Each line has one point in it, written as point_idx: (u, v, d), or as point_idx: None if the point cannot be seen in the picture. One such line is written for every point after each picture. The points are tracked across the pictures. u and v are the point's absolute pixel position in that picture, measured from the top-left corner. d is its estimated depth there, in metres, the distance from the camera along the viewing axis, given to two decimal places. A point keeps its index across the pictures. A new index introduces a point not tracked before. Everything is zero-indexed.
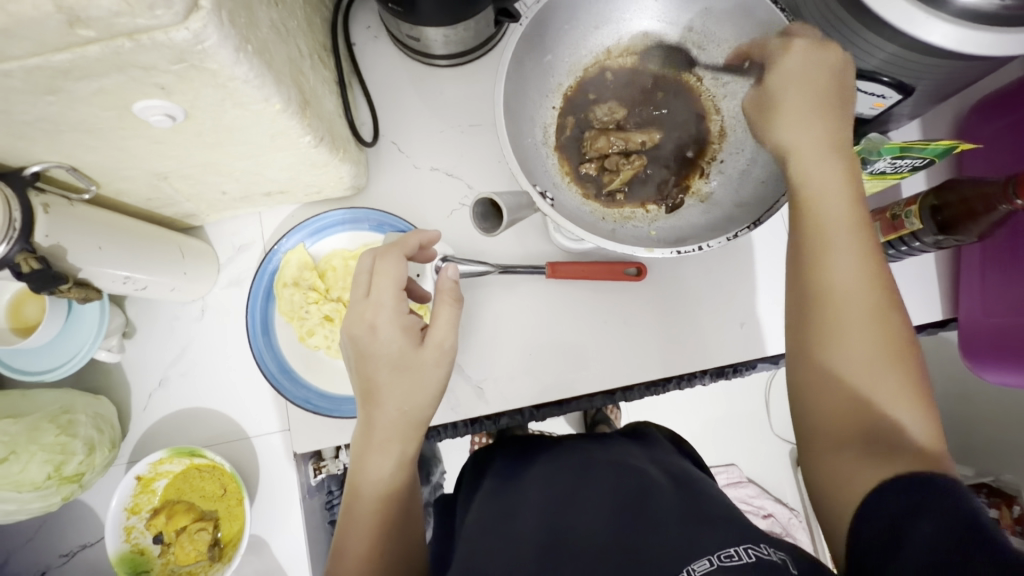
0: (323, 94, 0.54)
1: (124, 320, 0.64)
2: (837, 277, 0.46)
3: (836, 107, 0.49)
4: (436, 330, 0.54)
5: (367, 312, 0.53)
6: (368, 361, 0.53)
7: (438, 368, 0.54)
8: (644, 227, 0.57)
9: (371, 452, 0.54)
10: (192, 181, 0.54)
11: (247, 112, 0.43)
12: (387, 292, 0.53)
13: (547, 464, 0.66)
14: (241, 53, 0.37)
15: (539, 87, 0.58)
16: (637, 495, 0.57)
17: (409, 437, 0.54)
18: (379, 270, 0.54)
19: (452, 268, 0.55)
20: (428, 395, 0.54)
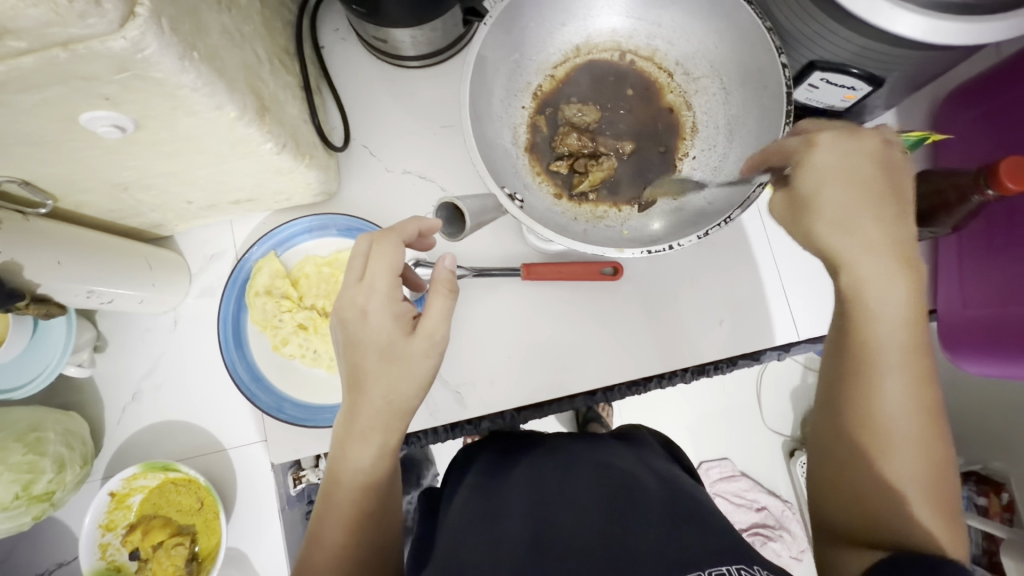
0: (285, 99, 0.53)
1: (94, 333, 0.63)
2: (888, 397, 0.43)
3: (891, 209, 0.44)
4: (427, 319, 0.52)
5: (359, 296, 0.52)
6: (356, 346, 0.52)
7: (426, 359, 0.52)
8: (616, 227, 0.56)
9: (353, 441, 0.52)
10: (154, 191, 0.53)
11: (201, 120, 0.42)
12: (382, 277, 0.52)
13: (531, 463, 0.66)
14: (187, 61, 0.36)
15: (507, 86, 0.58)
16: (622, 496, 0.57)
17: (392, 428, 0.53)
18: (375, 255, 0.52)
19: (450, 257, 0.53)
20: (415, 387, 0.52)
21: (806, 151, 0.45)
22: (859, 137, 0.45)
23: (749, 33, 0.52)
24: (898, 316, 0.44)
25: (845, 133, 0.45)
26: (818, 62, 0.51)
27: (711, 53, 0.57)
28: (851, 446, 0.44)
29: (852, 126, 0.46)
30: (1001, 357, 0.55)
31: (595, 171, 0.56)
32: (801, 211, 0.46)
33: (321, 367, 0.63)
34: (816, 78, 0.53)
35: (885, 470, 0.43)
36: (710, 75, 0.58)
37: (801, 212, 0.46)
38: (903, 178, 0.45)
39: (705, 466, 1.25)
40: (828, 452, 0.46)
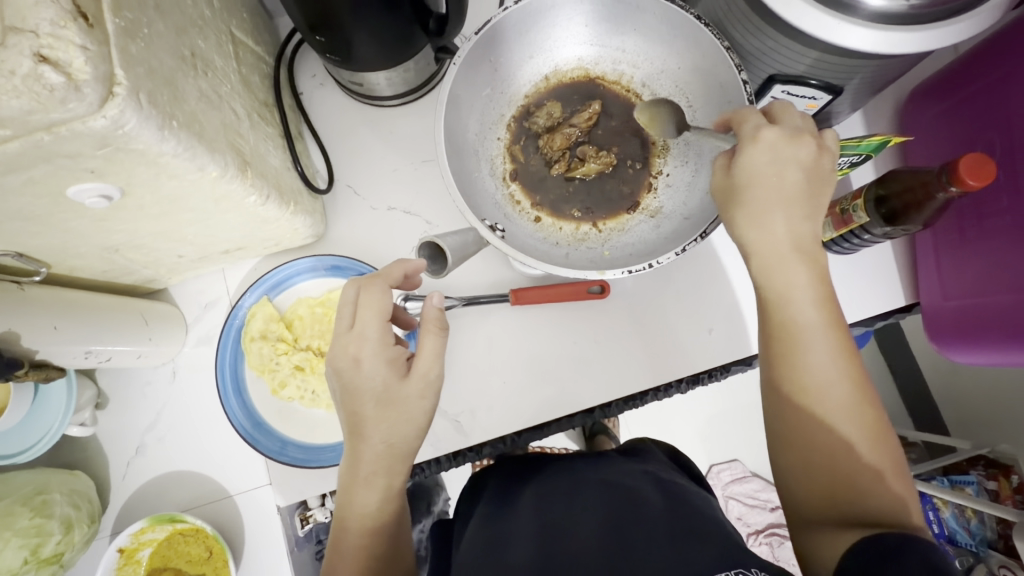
0: (266, 150, 0.54)
1: (95, 391, 0.64)
2: (816, 377, 0.46)
3: (805, 198, 0.48)
4: (420, 360, 0.53)
5: (351, 345, 0.53)
6: (352, 395, 0.53)
7: (423, 399, 0.53)
8: (598, 248, 0.58)
9: (358, 485, 0.53)
10: (145, 250, 0.55)
11: (184, 182, 0.43)
12: (371, 325, 0.53)
13: (537, 488, 0.67)
14: (166, 130, 0.37)
15: (481, 119, 0.59)
16: (625, 513, 0.58)
17: (395, 468, 0.54)
18: (363, 305, 0.53)
19: (438, 295, 0.55)
20: (415, 427, 0.53)
21: (744, 145, 0.48)
22: (792, 138, 0.47)
23: (708, 53, 0.54)
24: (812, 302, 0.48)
25: (782, 134, 0.47)
26: (778, 76, 0.53)
27: (675, 74, 0.59)
28: (791, 429, 0.47)
29: (794, 118, 0.49)
30: (985, 345, 0.56)
31: (592, 161, 0.58)
32: (730, 207, 0.49)
33: (320, 407, 0.64)
34: (777, 91, 0.55)
35: (819, 452, 0.46)
36: (676, 95, 0.60)
37: (732, 203, 0.49)
38: (820, 169, 0.48)
39: (715, 469, 1.25)
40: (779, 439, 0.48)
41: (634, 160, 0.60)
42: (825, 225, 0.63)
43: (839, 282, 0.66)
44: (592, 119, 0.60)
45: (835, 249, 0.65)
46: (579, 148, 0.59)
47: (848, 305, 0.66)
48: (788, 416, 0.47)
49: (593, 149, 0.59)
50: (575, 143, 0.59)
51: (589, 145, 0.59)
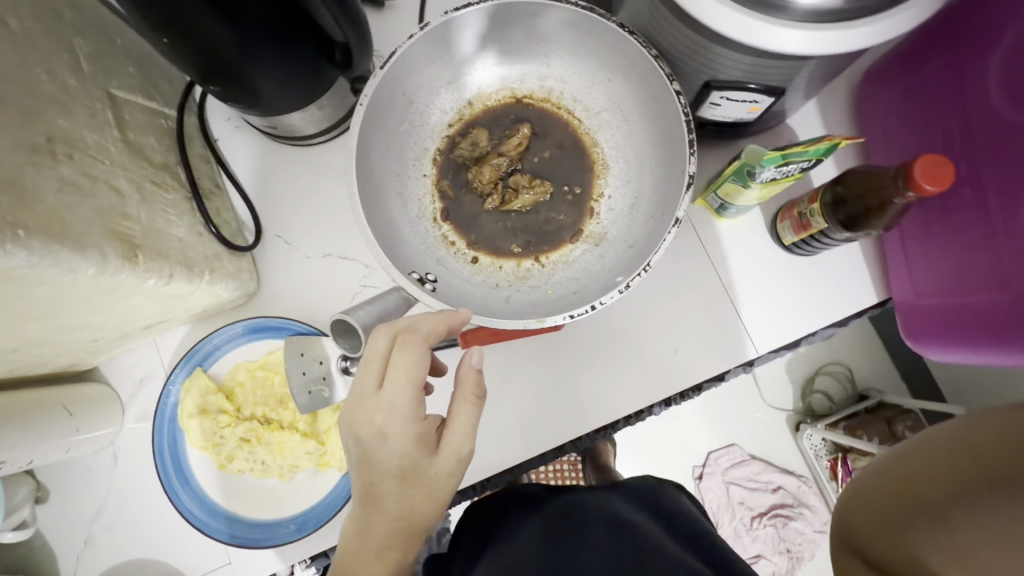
0: (166, 222, 0.50)
1: (30, 487, 0.61)
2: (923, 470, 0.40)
3: None
4: (451, 435, 0.45)
5: (377, 415, 0.43)
6: (370, 466, 0.44)
7: (453, 479, 0.45)
8: (541, 286, 0.54)
9: (362, 565, 0.45)
10: (49, 344, 0.50)
11: (56, 286, 0.39)
12: (404, 395, 0.43)
13: (537, 525, 0.61)
14: (8, 244, 0.33)
15: (401, 158, 0.55)
16: (635, 556, 0.53)
17: (411, 543, 0.46)
18: (395, 365, 0.43)
19: (479, 356, 0.45)
20: (438, 507, 0.46)
21: None
22: None
23: (638, 65, 0.50)
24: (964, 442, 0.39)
25: None
26: (712, 82, 0.48)
27: (606, 86, 0.54)
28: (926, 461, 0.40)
29: None
30: (957, 342, 0.53)
31: (526, 191, 0.54)
32: None
33: (272, 477, 0.60)
34: (716, 97, 0.50)
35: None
36: (610, 108, 0.55)
37: None
38: None
39: (711, 458, 1.23)
40: (855, 538, 0.42)
41: (572, 185, 0.56)
42: (784, 229, 0.60)
43: (808, 284, 0.62)
44: (522, 145, 0.55)
45: (798, 251, 0.61)
46: (511, 178, 0.55)
47: (817, 309, 0.62)
48: (866, 508, 0.42)
49: (526, 178, 0.55)
50: (505, 174, 0.55)
51: (521, 173, 0.55)
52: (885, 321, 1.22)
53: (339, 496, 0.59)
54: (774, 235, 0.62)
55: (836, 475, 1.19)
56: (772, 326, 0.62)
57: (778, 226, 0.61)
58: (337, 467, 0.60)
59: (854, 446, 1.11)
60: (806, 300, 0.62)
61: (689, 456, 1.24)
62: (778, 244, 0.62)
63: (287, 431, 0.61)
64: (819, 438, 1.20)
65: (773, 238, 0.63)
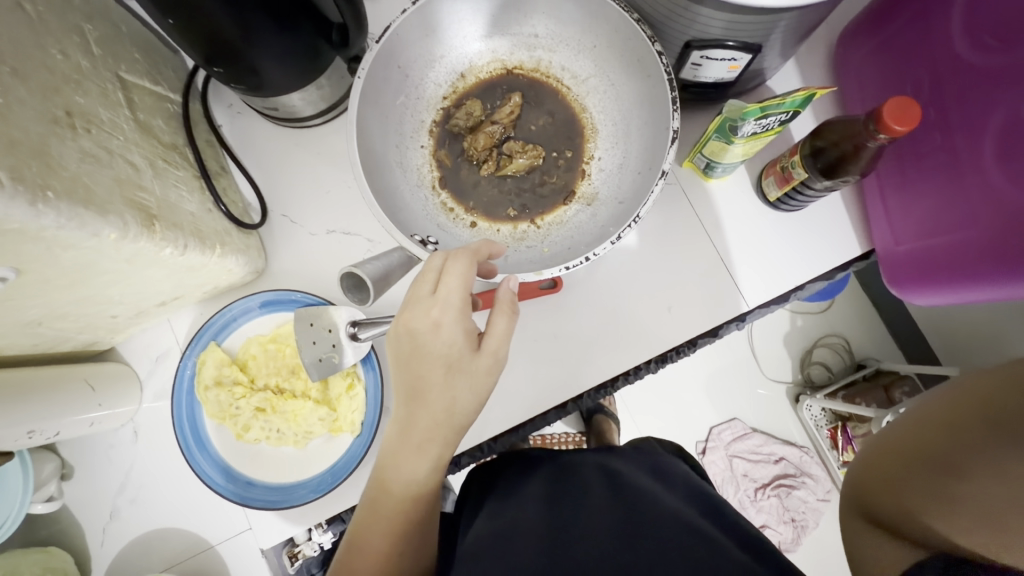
0: (178, 197, 0.52)
1: (57, 463, 0.63)
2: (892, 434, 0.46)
3: None
4: (491, 336, 0.48)
5: (433, 310, 0.46)
6: (419, 356, 0.47)
7: (490, 378, 0.48)
8: (537, 246, 0.56)
9: (404, 455, 0.48)
10: (72, 318, 0.53)
11: (82, 250, 0.41)
12: (457, 294, 0.47)
13: (541, 479, 0.63)
14: (40, 205, 0.35)
15: (398, 129, 0.57)
16: (634, 511, 0.56)
17: (449, 440, 0.48)
18: (448, 270, 0.47)
19: (514, 279, 0.50)
20: (476, 405, 0.48)
21: None
22: None
23: (621, 29, 0.52)
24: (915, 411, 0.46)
25: None
26: (693, 42, 0.50)
27: (591, 52, 0.57)
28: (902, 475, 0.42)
29: None
30: (934, 284, 0.55)
31: (520, 156, 0.56)
32: None
33: (288, 444, 0.63)
34: (696, 58, 0.53)
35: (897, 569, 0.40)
36: (596, 74, 0.57)
37: None
38: None
39: (714, 431, 1.26)
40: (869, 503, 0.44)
41: (564, 150, 0.58)
42: (769, 185, 0.63)
43: (792, 239, 0.65)
44: (514, 113, 0.58)
45: (783, 207, 0.64)
46: (505, 145, 0.57)
47: (803, 261, 0.65)
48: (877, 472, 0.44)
49: (519, 144, 0.57)
50: (500, 141, 0.57)
51: (515, 140, 0.58)
52: (878, 290, 1.25)
53: (352, 458, 0.61)
54: (759, 193, 0.65)
55: (836, 443, 1.22)
56: (760, 282, 0.65)
57: (763, 183, 0.63)
58: (349, 431, 0.62)
59: (853, 412, 1.14)
60: (792, 255, 0.65)
61: (692, 429, 1.27)
62: (764, 202, 0.65)
63: (300, 399, 0.64)
64: (819, 407, 1.23)
65: (759, 196, 0.65)
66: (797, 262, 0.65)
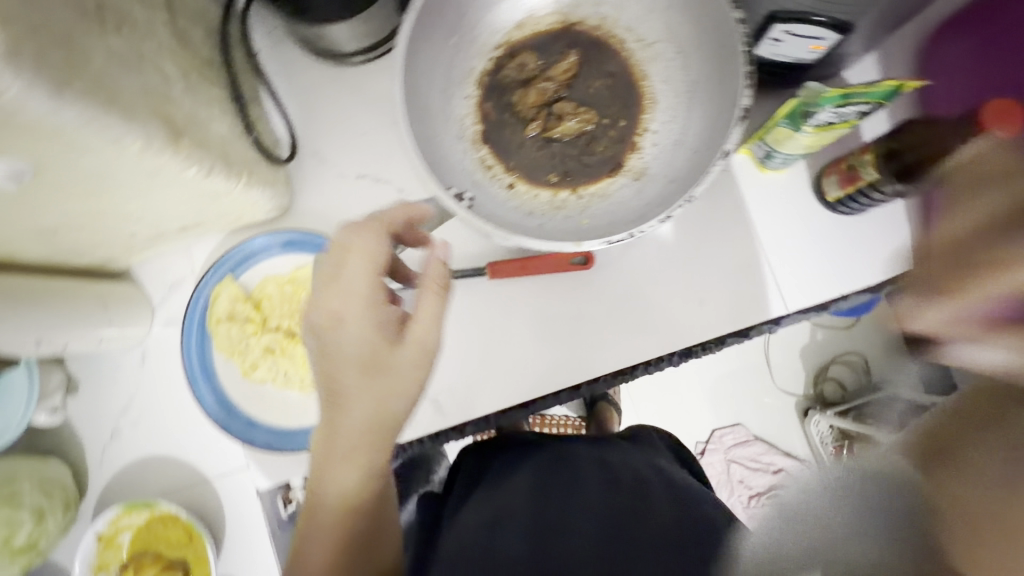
0: (208, 117, 0.49)
1: (63, 376, 0.62)
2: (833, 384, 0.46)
3: None
4: (419, 321, 0.50)
5: (334, 300, 0.50)
6: (329, 357, 0.50)
7: (415, 370, 0.50)
8: (576, 216, 0.52)
9: (333, 464, 0.51)
10: (89, 230, 0.51)
11: (102, 156, 0.39)
12: (361, 278, 0.50)
13: (534, 468, 0.62)
14: (60, 96, 0.33)
15: (446, 75, 0.54)
16: (620, 511, 0.58)
17: (378, 445, 0.51)
18: (357, 245, 0.50)
19: (445, 247, 0.51)
20: (403, 401, 0.51)
21: None
22: None
23: None
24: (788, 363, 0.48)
25: None
26: (778, 13, 0.45)
27: (664, 14, 0.53)
28: None
29: None
30: None
31: (570, 119, 0.53)
32: None
33: (294, 388, 0.61)
34: (778, 32, 0.48)
35: None
36: (665, 39, 0.53)
37: None
38: None
39: (716, 433, 1.23)
40: None
41: (619, 116, 0.54)
42: (829, 184, 0.58)
43: (844, 244, 0.61)
44: (571, 71, 0.55)
45: (842, 210, 0.60)
46: (556, 105, 0.54)
47: (852, 269, 0.61)
48: None
49: (571, 105, 0.54)
50: (551, 99, 0.54)
51: (567, 101, 0.54)
52: None
53: None
54: (817, 192, 0.61)
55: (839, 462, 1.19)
56: (804, 286, 0.61)
57: (823, 181, 0.59)
58: None
59: (862, 434, 1.11)
60: (841, 262, 0.61)
61: (695, 429, 1.24)
62: (821, 201, 0.61)
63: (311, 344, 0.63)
64: (826, 424, 1.20)
65: (816, 194, 0.61)
66: (847, 269, 0.61)
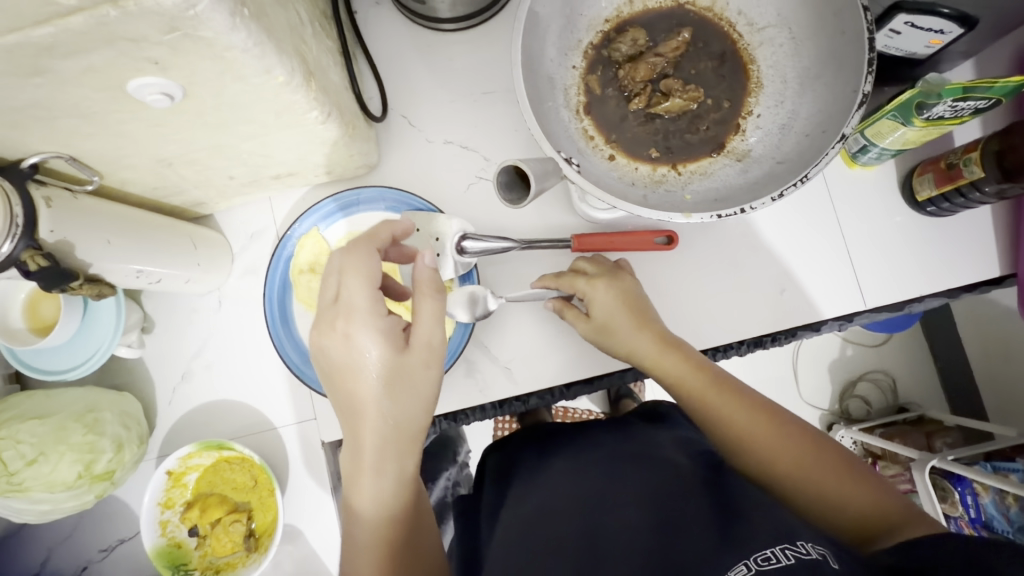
0: (328, 65, 0.50)
1: (141, 315, 0.63)
2: (681, 378, 0.55)
3: None
4: (420, 328, 0.49)
5: (338, 320, 0.49)
6: (346, 373, 0.49)
7: (427, 369, 0.50)
8: (678, 191, 0.53)
9: (364, 476, 0.49)
10: (199, 166, 0.52)
11: (248, 85, 0.40)
12: (359, 294, 0.49)
13: (565, 462, 0.60)
14: (238, 18, 0.33)
15: (557, 43, 0.54)
16: (660, 482, 0.51)
17: (407, 449, 0.50)
18: (345, 273, 0.49)
19: (429, 254, 0.50)
20: (423, 404, 0.50)
21: None
22: None
23: None
24: (655, 348, 0.56)
25: None
26: (905, 3, 0.47)
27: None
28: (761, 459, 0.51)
29: None
30: None
31: (677, 96, 0.53)
32: None
33: None
34: (899, 23, 0.49)
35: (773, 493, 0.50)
36: (777, 25, 0.53)
37: None
38: None
39: None
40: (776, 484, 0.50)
41: (723, 98, 0.55)
42: (922, 183, 0.58)
43: (925, 245, 0.61)
44: (680, 49, 0.55)
45: (930, 211, 0.60)
46: (663, 82, 0.54)
47: (930, 272, 0.61)
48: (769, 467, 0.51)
49: (679, 83, 0.54)
50: (659, 75, 0.54)
51: (674, 78, 0.54)
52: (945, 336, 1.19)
53: None
54: (905, 192, 0.61)
55: None
56: (881, 285, 0.61)
57: (915, 181, 0.59)
58: None
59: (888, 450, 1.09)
60: (920, 265, 0.61)
61: None
62: (909, 202, 0.61)
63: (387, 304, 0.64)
64: (850, 439, 1.17)
65: (903, 194, 0.61)
66: (925, 272, 0.61)
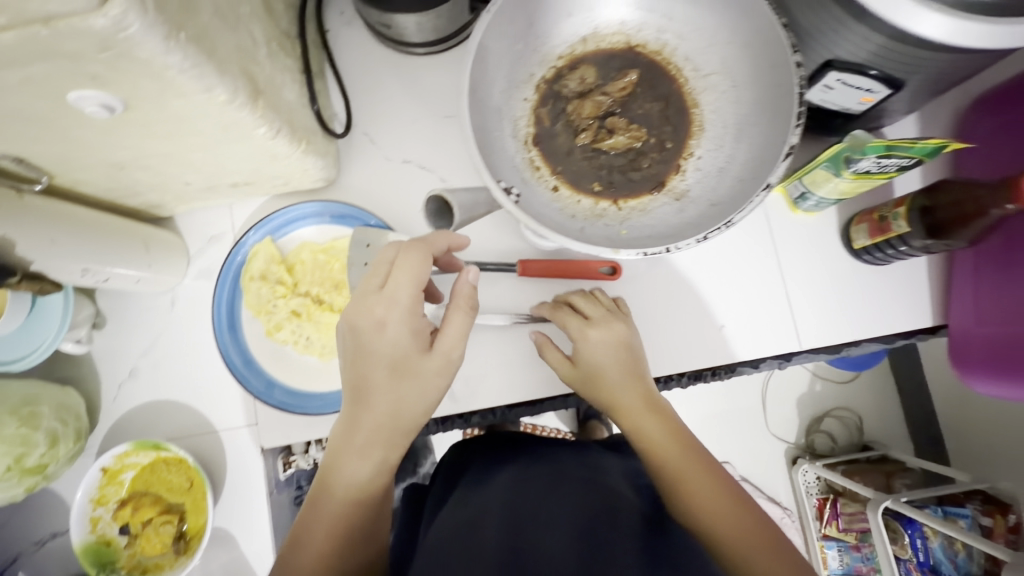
0: (282, 83, 0.52)
1: (93, 310, 0.64)
2: (633, 417, 0.56)
3: None
4: (444, 337, 0.51)
5: (377, 306, 0.50)
6: (365, 356, 0.50)
7: (440, 378, 0.51)
8: (615, 226, 0.54)
9: (350, 456, 0.50)
10: (152, 171, 0.53)
11: (190, 102, 0.41)
12: (404, 290, 0.50)
13: (514, 471, 0.61)
14: (172, 41, 0.35)
15: (509, 75, 0.56)
16: (604, 510, 0.53)
17: (393, 444, 0.51)
18: (397, 265, 0.51)
19: (474, 270, 0.52)
20: (423, 407, 0.51)
21: None
22: None
23: (762, 29, 0.50)
24: (620, 381, 0.57)
25: None
26: (834, 62, 0.49)
27: (723, 48, 0.55)
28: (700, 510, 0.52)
29: None
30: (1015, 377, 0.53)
31: (621, 134, 0.56)
32: None
33: (313, 354, 0.63)
34: (831, 79, 0.51)
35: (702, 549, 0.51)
36: (721, 72, 0.56)
37: None
38: None
39: None
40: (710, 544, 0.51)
41: (666, 138, 0.57)
42: (858, 231, 0.60)
43: (861, 291, 0.63)
44: (627, 89, 0.57)
45: (865, 258, 0.62)
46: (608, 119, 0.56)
47: (865, 318, 0.63)
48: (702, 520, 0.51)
49: (623, 122, 0.56)
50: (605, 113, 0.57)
51: (619, 117, 0.56)
52: (907, 377, 1.21)
53: None
54: (844, 237, 0.63)
55: (822, 515, 1.17)
56: (815, 326, 0.63)
57: (852, 228, 0.61)
58: None
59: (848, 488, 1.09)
60: (856, 310, 0.63)
61: None
62: (847, 248, 0.63)
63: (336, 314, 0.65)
64: (814, 475, 1.17)
65: (843, 240, 0.63)
66: (860, 318, 0.63)
